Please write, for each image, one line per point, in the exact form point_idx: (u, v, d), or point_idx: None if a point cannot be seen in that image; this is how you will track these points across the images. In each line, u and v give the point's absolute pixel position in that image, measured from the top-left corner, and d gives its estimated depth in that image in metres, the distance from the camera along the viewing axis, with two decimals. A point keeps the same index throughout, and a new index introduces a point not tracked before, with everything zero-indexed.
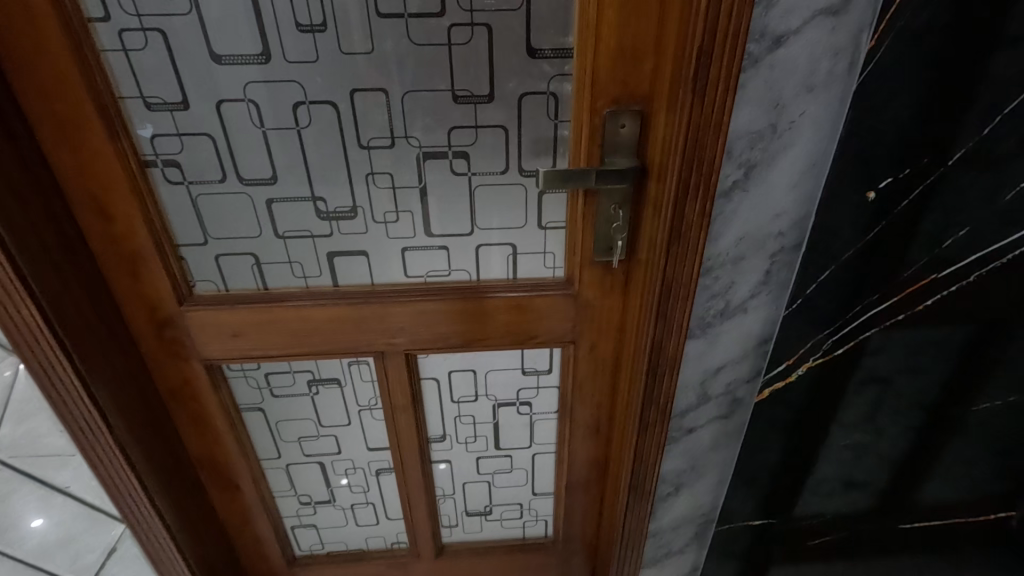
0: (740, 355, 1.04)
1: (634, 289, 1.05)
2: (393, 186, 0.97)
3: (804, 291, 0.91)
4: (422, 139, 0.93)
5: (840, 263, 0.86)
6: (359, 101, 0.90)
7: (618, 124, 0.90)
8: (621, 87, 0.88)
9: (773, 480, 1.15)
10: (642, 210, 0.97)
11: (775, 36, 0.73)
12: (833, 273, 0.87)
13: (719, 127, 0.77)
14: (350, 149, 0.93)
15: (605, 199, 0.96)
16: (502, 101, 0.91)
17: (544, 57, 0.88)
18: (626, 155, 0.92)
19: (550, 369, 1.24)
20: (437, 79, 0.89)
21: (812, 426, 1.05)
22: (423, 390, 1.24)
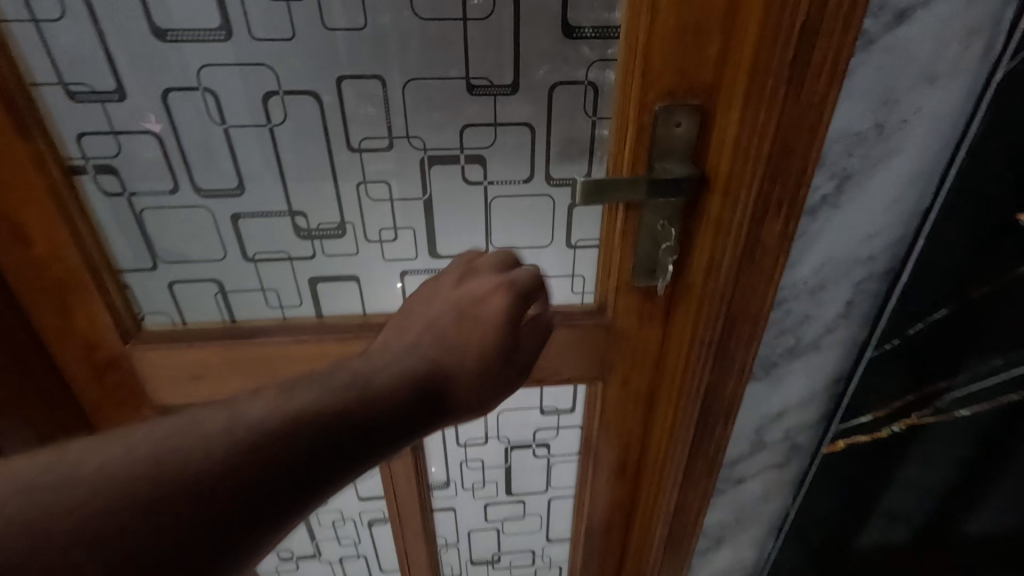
0: (805, 398, 0.87)
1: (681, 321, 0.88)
2: (391, 197, 0.79)
3: (907, 330, 0.75)
4: (428, 140, 0.75)
5: (960, 301, 0.72)
6: (347, 92, 0.70)
7: (672, 122, 0.72)
8: (677, 77, 0.69)
9: (825, 526, 1.02)
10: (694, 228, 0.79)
11: (898, 9, 0.56)
12: (948, 311, 0.73)
13: (814, 128, 0.61)
14: (336, 152, 0.75)
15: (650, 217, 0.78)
16: (529, 92, 0.73)
17: (583, 37, 0.70)
18: (679, 161, 0.74)
19: (573, 409, 1.07)
20: (448, 64, 0.70)
21: (877, 468, 0.92)
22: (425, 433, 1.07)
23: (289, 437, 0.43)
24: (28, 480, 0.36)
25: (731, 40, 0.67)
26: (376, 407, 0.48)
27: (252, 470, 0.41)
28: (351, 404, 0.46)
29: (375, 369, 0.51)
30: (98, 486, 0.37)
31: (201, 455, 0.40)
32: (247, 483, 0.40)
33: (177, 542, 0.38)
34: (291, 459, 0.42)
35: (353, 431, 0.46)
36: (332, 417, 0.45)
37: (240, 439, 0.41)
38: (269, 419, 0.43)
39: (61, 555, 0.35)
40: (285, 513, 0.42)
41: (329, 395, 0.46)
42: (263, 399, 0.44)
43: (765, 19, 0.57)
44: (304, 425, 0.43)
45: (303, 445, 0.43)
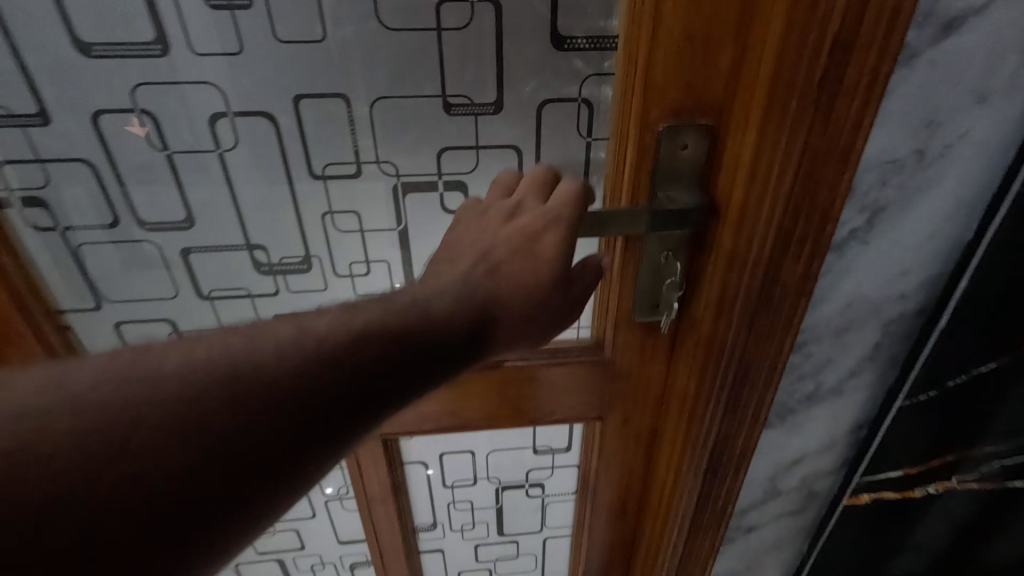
0: (825, 443, 0.79)
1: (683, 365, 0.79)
2: (361, 228, 0.70)
3: (945, 382, 0.67)
4: (401, 165, 0.66)
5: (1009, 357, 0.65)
6: (306, 113, 0.62)
7: (678, 144, 0.63)
8: (684, 93, 0.61)
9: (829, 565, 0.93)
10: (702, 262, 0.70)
11: (944, 18, 0.48)
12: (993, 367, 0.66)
13: (844, 154, 0.52)
14: (296, 179, 0.66)
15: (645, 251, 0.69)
16: (514, 111, 0.64)
17: (576, 48, 0.61)
18: (684, 188, 0.65)
19: (569, 447, 0.99)
20: (421, 80, 0.61)
21: (895, 515, 0.83)
22: (408, 475, 0.99)
23: (356, 352, 0.43)
24: (117, 371, 0.37)
25: (746, 51, 0.58)
26: (439, 330, 0.49)
27: (318, 382, 0.41)
28: (414, 327, 0.47)
29: (434, 295, 0.51)
30: (181, 382, 0.38)
31: (275, 361, 0.40)
32: (315, 392, 0.41)
33: (254, 433, 0.38)
34: (356, 374, 0.43)
35: (414, 352, 0.46)
36: (391, 339, 0.45)
37: (309, 350, 0.42)
38: (339, 332, 0.43)
39: (146, 448, 0.35)
40: (350, 429, 0.42)
41: (393, 317, 0.47)
42: (332, 315, 0.45)
43: (787, 28, 0.48)
44: (370, 343, 0.44)
45: (366, 362, 0.43)
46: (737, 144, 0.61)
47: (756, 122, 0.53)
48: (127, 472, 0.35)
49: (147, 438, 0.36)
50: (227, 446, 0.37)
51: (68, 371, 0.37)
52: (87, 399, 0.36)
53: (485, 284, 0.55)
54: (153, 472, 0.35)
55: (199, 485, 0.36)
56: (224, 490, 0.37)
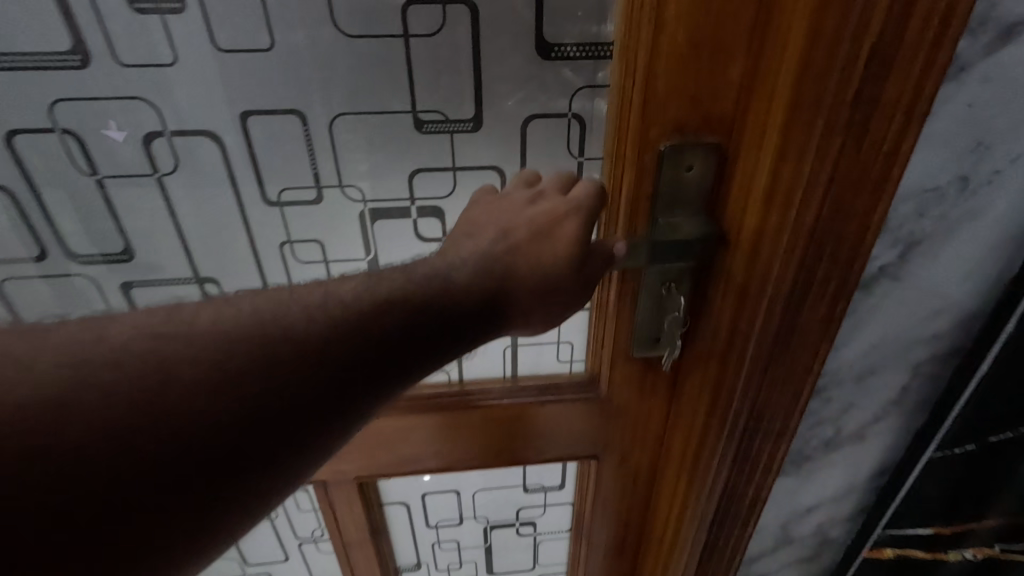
0: (842, 490, 0.72)
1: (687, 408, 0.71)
2: (325, 258, 0.62)
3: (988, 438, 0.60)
4: (368, 189, 0.58)
5: None
6: (256, 132, 0.54)
7: (681, 165, 0.55)
8: (688, 108, 0.53)
9: None
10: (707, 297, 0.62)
11: (998, 27, 0.40)
12: None
13: (878, 182, 0.45)
14: (248, 207, 0.58)
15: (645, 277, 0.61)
16: (496, 129, 0.56)
17: (565, 57, 0.53)
18: (689, 215, 0.58)
19: (562, 485, 0.92)
20: (387, 94, 0.53)
21: None
22: (388, 515, 0.91)
23: (380, 319, 0.41)
24: (152, 328, 0.36)
25: (760, 61, 0.50)
26: (461, 297, 0.46)
27: (344, 342, 0.39)
28: (437, 294, 0.45)
29: (454, 259, 0.48)
30: (208, 338, 0.36)
31: (302, 323, 0.38)
32: (343, 351, 0.39)
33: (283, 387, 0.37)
34: (378, 343, 0.41)
35: (435, 323, 0.44)
36: (412, 308, 0.43)
37: (335, 314, 0.40)
38: (366, 297, 0.41)
39: (176, 402, 0.34)
40: (365, 400, 0.40)
41: (419, 283, 0.44)
42: (356, 280, 0.43)
43: (815, 37, 0.40)
44: (395, 309, 0.42)
45: (386, 334, 0.41)
46: (749, 168, 0.53)
47: (775, 145, 0.45)
48: (144, 436, 0.33)
49: (165, 399, 0.34)
50: (242, 415, 0.35)
51: (97, 325, 0.35)
52: (125, 346, 0.34)
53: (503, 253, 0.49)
54: (184, 415, 0.34)
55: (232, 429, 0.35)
56: (235, 456, 0.35)
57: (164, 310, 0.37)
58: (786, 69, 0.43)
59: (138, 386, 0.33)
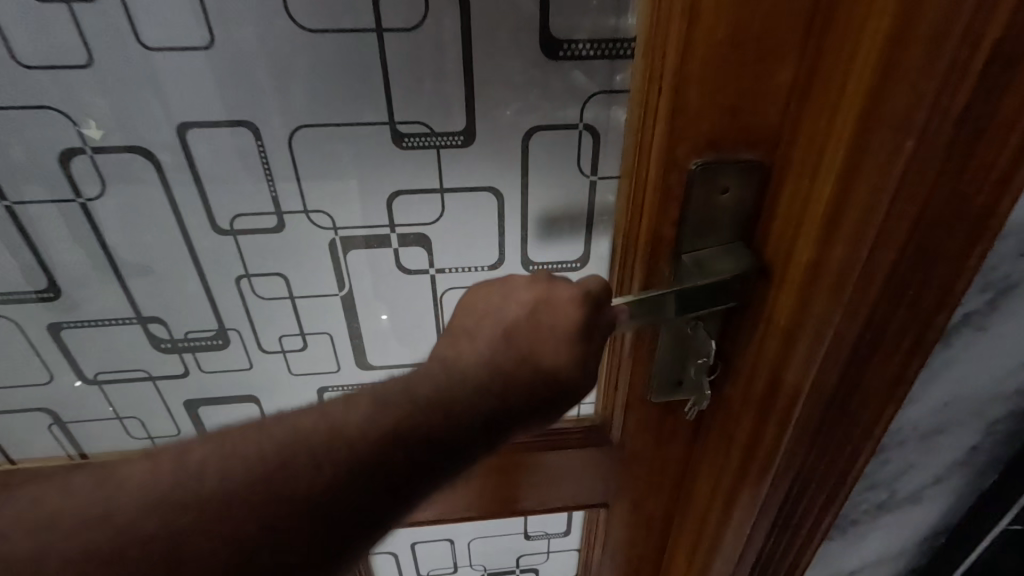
0: (889, 554, 0.63)
1: (709, 464, 0.61)
2: (291, 294, 0.53)
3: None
4: (339, 215, 0.49)
5: None
6: (199, 148, 0.44)
7: (715, 187, 0.46)
8: (727, 120, 0.43)
9: None
10: (739, 340, 0.51)
11: None
12: None
13: (980, 217, 0.37)
14: (196, 236, 0.48)
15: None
16: (491, 144, 0.47)
17: (575, 56, 0.44)
18: (722, 251, 0.48)
19: (568, 531, 0.83)
20: (358, 102, 0.44)
21: None
22: (374, 565, 0.82)
23: (382, 458, 0.34)
24: (159, 492, 0.31)
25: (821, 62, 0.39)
26: (478, 416, 0.37)
27: (359, 483, 0.33)
28: (447, 417, 0.36)
29: (463, 359, 0.39)
30: (212, 498, 0.31)
31: (312, 471, 0.32)
32: (361, 494, 0.33)
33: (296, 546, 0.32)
34: (374, 490, 0.34)
35: (444, 454, 0.36)
36: (439, 429, 0.36)
37: (343, 451, 0.33)
38: (381, 421, 0.34)
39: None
40: (354, 552, 0.34)
41: (429, 403, 0.36)
42: (360, 397, 0.35)
43: (907, 37, 0.33)
44: (419, 431, 0.35)
45: (393, 470, 0.34)
46: (795, 195, 0.43)
47: (846, 167, 0.37)
48: None
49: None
50: None
51: (105, 475, 0.31)
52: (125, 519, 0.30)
53: (510, 355, 0.40)
54: None
55: None
56: None
57: (169, 455, 0.32)
58: (866, 77, 0.35)
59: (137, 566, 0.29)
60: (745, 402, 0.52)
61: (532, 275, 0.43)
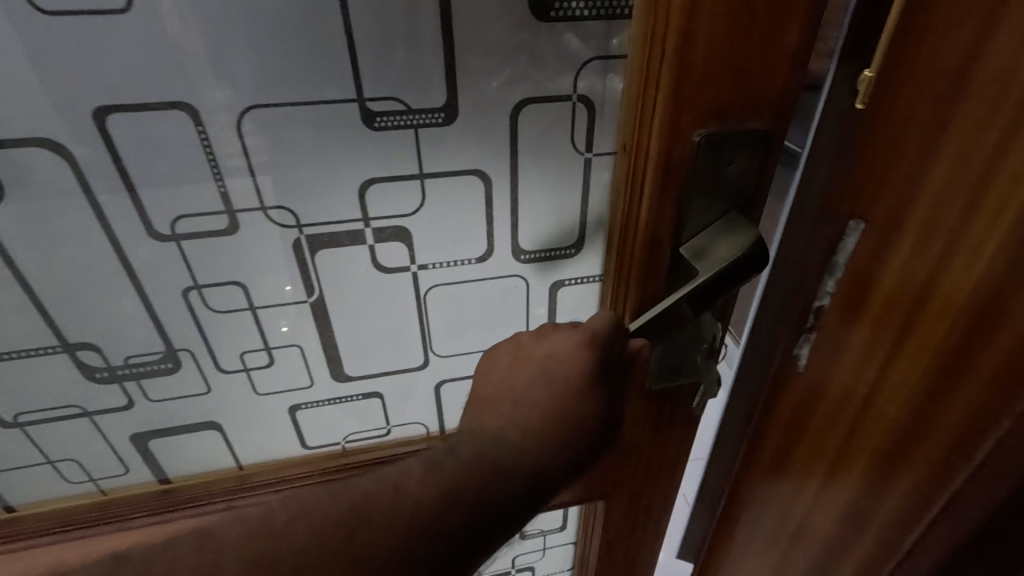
0: None
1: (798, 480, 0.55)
2: (251, 305, 0.46)
3: None
4: (303, 212, 0.42)
5: None
6: (123, 139, 0.36)
7: (720, 159, 0.42)
8: (735, 85, 0.39)
9: None
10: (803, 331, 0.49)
11: None
12: None
13: None
14: (126, 244, 0.40)
15: (656, 336, 0.47)
16: (478, 121, 0.41)
17: (570, 17, 0.38)
18: (723, 232, 0.45)
19: (563, 527, 0.81)
20: (318, 77, 0.37)
21: None
22: None
23: (444, 515, 0.35)
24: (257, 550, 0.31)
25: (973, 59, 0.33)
26: (525, 474, 0.39)
27: (428, 537, 0.34)
28: (493, 474, 0.38)
29: (495, 421, 0.41)
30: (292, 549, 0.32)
31: (382, 530, 0.33)
32: (428, 547, 0.34)
33: None
34: (440, 547, 0.35)
35: (496, 518, 0.37)
36: (488, 481, 0.37)
37: (408, 512, 0.34)
38: (436, 481, 0.36)
39: None
40: None
41: (475, 461, 0.38)
42: (414, 463, 0.37)
43: None
44: (474, 486, 0.37)
45: (450, 537, 0.35)
46: (925, 248, 0.38)
47: None
48: None
49: None
50: None
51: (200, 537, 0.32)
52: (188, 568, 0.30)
53: (534, 416, 0.41)
54: None
55: None
56: None
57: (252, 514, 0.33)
58: None
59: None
60: (841, 459, 0.49)
61: (535, 330, 0.45)
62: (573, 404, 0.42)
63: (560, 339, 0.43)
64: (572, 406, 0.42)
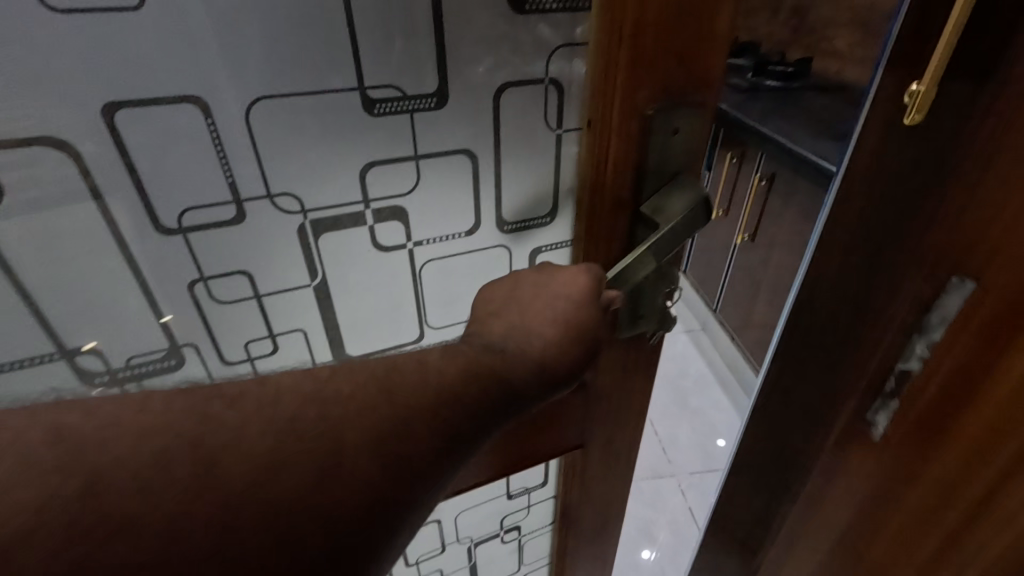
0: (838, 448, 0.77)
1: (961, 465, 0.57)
2: (257, 294, 0.48)
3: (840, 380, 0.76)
4: (307, 198, 0.45)
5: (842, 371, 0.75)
6: (133, 134, 0.37)
7: (668, 128, 0.51)
8: (677, 65, 0.47)
9: None
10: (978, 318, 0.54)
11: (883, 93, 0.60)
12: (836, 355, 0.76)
13: None
14: (132, 241, 0.41)
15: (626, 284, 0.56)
16: (467, 106, 0.46)
17: (542, 11, 0.44)
18: (675, 189, 0.53)
19: (545, 482, 0.88)
20: (323, 66, 0.40)
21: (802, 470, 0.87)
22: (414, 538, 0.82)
23: (463, 384, 0.42)
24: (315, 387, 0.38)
25: None
26: (528, 371, 0.46)
27: (449, 396, 0.41)
28: (506, 359, 0.45)
29: (500, 338, 0.47)
30: (346, 390, 0.38)
31: (418, 378, 0.40)
32: (450, 403, 0.40)
33: (405, 436, 0.38)
34: (459, 407, 0.41)
35: (507, 395, 0.44)
36: (501, 370, 0.44)
37: (435, 376, 0.41)
38: (453, 360, 0.43)
39: (341, 430, 0.37)
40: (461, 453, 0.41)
41: (483, 348, 0.45)
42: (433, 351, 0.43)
43: None
44: (483, 363, 0.44)
45: (469, 397, 0.41)
46: None
47: None
48: (300, 456, 0.35)
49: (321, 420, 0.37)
50: (395, 442, 0.38)
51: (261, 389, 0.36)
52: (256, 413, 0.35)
53: (536, 331, 0.48)
54: (347, 438, 0.37)
55: (393, 466, 0.38)
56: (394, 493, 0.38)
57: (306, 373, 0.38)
58: None
59: (245, 465, 0.34)
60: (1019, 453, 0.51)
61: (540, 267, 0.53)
62: (574, 316, 0.50)
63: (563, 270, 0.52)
64: (570, 342, 0.49)
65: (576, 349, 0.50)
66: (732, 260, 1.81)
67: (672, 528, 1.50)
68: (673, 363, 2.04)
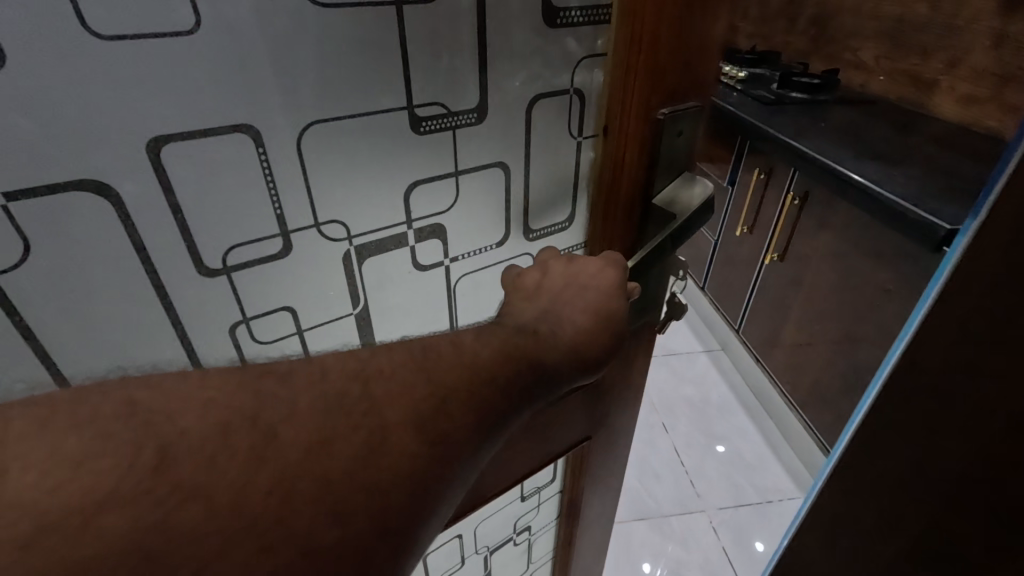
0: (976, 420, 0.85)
1: None
2: (298, 329, 0.45)
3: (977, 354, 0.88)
4: (354, 224, 0.43)
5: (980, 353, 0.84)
6: (178, 170, 0.33)
7: (675, 131, 0.53)
8: (682, 72, 0.50)
9: None
10: None
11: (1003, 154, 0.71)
12: None
13: None
14: (170, 285, 0.37)
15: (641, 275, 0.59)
16: (503, 120, 0.46)
17: (571, 25, 0.46)
18: (684, 184, 0.58)
19: (553, 479, 0.90)
20: (374, 87, 0.38)
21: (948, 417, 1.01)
22: (435, 555, 0.80)
23: (504, 365, 0.39)
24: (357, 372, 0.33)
25: None
26: (561, 353, 0.45)
27: (487, 375, 0.37)
28: (537, 338, 0.44)
29: (529, 321, 0.46)
30: (394, 376, 0.34)
31: (466, 356, 0.37)
32: (489, 386, 0.37)
33: (454, 426, 0.35)
34: (500, 390, 0.38)
35: (542, 374, 0.42)
36: (523, 346, 0.41)
37: (471, 357, 0.37)
38: (491, 342, 0.39)
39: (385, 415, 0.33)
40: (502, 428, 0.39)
41: (514, 329, 0.43)
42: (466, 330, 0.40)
43: None
44: (516, 339, 0.41)
45: (504, 374, 0.38)
46: None
47: None
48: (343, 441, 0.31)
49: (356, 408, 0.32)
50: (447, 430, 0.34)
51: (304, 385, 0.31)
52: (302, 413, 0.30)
53: (563, 317, 0.48)
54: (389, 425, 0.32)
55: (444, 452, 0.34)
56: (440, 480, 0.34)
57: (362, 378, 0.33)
58: None
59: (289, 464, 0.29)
60: None
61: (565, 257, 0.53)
62: (601, 304, 0.50)
63: (590, 262, 0.53)
64: (600, 327, 0.49)
65: (602, 336, 0.49)
66: (756, 281, 1.83)
67: (706, 569, 1.51)
68: (694, 388, 2.10)
